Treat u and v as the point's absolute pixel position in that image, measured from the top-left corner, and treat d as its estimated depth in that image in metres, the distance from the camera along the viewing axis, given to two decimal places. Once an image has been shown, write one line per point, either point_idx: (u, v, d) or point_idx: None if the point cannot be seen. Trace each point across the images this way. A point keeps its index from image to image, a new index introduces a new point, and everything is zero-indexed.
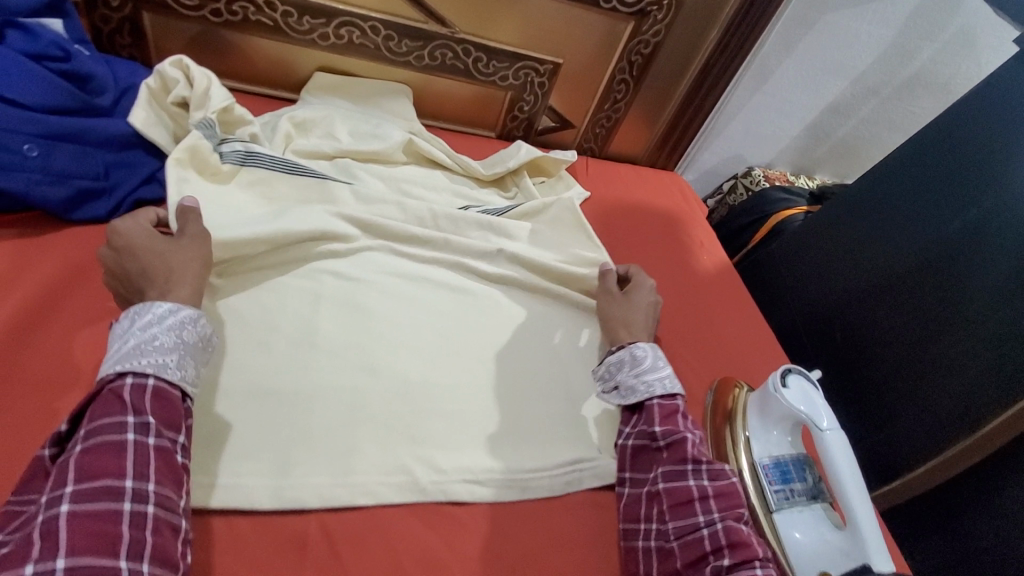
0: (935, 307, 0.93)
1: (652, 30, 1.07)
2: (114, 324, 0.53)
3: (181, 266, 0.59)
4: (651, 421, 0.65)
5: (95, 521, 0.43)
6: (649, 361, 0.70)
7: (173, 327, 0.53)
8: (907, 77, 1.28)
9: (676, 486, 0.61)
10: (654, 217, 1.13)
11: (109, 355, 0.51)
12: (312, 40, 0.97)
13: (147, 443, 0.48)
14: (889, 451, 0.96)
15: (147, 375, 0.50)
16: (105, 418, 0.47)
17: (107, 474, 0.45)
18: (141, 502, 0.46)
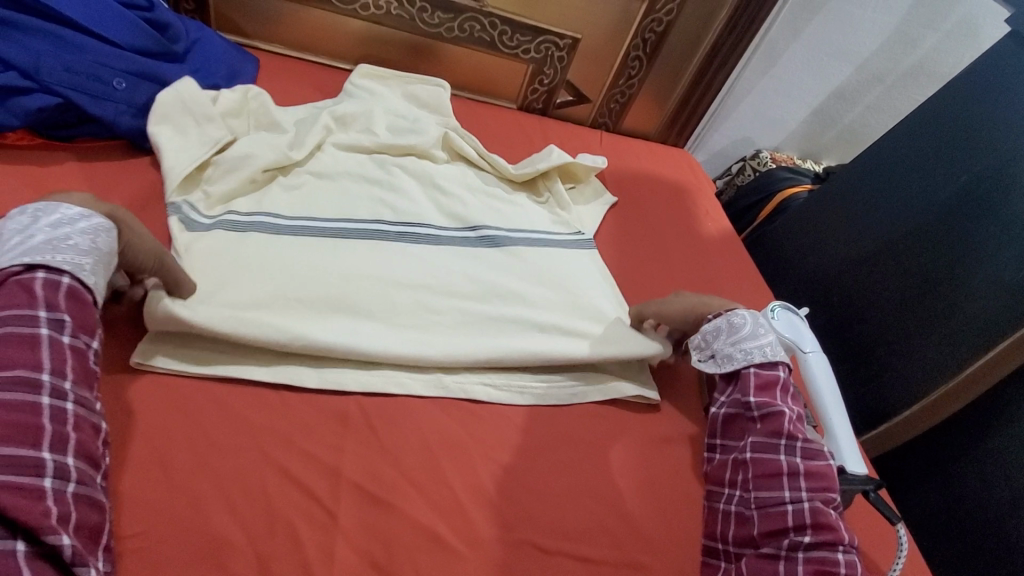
0: (932, 265, 0.99)
1: (664, 9, 1.15)
2: (12, 219, 0.53)
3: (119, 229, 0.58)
4: (746, 391, 0.68)
5: (9, 412, 0.45)
6: (748, 329, 0.71)
7: (87, 231, 0.54)
8: (910, 65, 1.35)
9: (765, 457, 0.63)
10: (665, 188, 1.20)
11: (9, 248, 0.51)
12: (354, 10, 1.06)
13: (60, 342, 0.50)
14: (881, 403, 1.02)
15: (62, 273, 0.51)
16: (13, 311, 0.48)
17: (20, 366, 0.47)
18: (58, 399, 0.48)
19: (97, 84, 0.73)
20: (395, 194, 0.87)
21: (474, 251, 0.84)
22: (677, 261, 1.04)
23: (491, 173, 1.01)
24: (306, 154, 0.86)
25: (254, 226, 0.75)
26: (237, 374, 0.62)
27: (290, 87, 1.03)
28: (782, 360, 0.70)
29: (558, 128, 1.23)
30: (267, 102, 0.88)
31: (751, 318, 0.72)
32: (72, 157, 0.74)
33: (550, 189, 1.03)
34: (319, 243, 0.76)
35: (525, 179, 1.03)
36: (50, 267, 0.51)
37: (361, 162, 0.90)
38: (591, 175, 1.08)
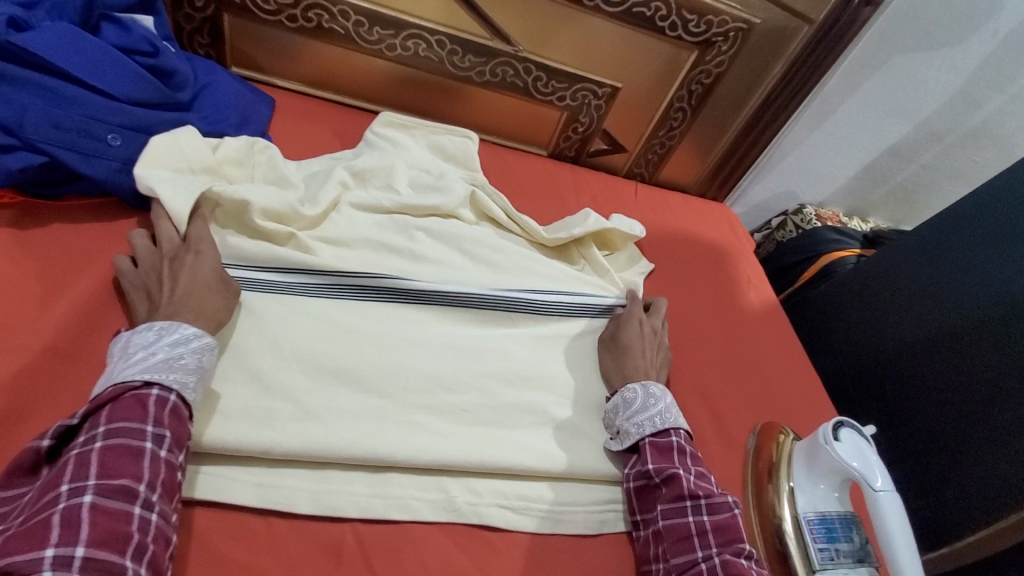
0: (998, 368, 0.88)
1: (714, 61, 1.06)
2: (138, 333, 0.56)
3: (195, 288, 0.61)
4: (644, 460, 0.67)
5: (110, 519, 0.46)
6: (639, 402, 0.71)
7: (198, 350, 0.57)
8: (973, 126, 1.24)
9: (675, 523, 0.62)
10: (703, 250, 1.10)
11: (129, 363, 0.53)
12: (380, 50, 0.99)
13: (158, 456, 0.50)
14: (938, 514, 0.92)
15: (171, 391, 0.53)
16: (127, 422, 0.50)
17: (123, 476, 0.48)
18: (147, 510, 0.48)
19: (88, 140, 0.67)
20: (416, 266, 0.80)
21: (493, 334, 0.77)
22: (719, 340, 0.93)
23: (521, 236, 0.94)
24: (320, 214, 0.78)
25: (263, 283, 0.71)
26: (221, 496, 0.56)
27: (307, 131, 0.97)
28: (675, 427, 0.70)
29: (591, 179, 1.15)
30: (275, 155, 0.80)
31: (643, 391, 0.72)
32: (63, 221, 0.69)
33: (585, 257, 0.95)
34: (329, 325, 0.69)
35: (559, 244, 0.95)
36: (164, 384, 0.53)
37: (378, 227, 0.83)
38: (629, 243, 0.98)
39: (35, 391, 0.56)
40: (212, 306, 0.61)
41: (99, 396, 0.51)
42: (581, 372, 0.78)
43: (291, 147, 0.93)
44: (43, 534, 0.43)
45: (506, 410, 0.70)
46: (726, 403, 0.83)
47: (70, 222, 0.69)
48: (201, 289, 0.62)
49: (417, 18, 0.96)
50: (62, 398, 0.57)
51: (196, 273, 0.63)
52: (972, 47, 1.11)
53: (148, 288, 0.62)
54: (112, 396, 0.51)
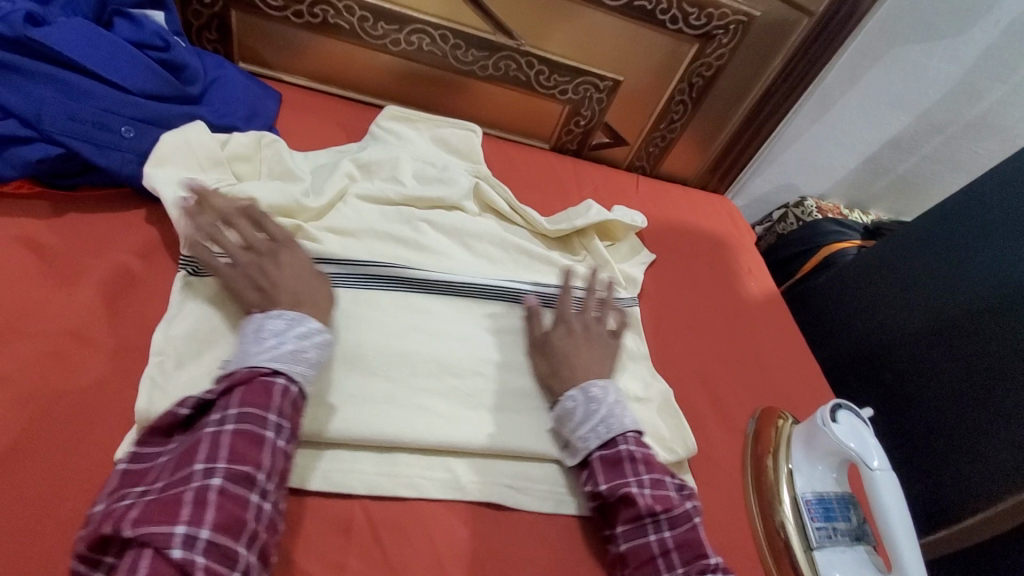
0: (994, 354, 0.89)
1: (715, 53, 1.07)
2: (268, 321, 0.59)
3: (301, 285, 0.65)
4: (595, 480, 0.64)
5: (231, 503, 0.48)
6: (581, 411, 0.67)
7: (319, 345, 0.61)
8: (974, 117, 1.25)
9: (637, 544, 0.61)
10: (704, 241, 1.11)
11: (260, 349, 0.57)
12: (384, 45, 1.01)
13: (275, 446, 0.53)
14: (936, 497, 0.94)
15: (294, 382, 0.57)
16: (255, 407, 0.53)
17: (247, 462, 0.51)
18: (262, 498, 0.50)
19: (104, 132, 0.70)
20: (422, 255, 0.82)
21: (497, 321, 0.79)
22: (717, 328, 0.95)
23: (523, 227, 0.95)
24: (325, 205, 0.81)
25: None
26: None
27: (313, 125, 0.98)
28: (624, 434, 0.66)
29: (592, 172, 1.16)
30: (281, 150, 0.82)
31: (583, 398, 0.67)
32: (77, 211, 0.71)
33: (587, 248, 0.96)
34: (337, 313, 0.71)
35: (560, 235, 0.96)
36: (289, 375, 0.57)
37: (385, 218, 0.85)
38: (630, 234, 1.00)
39: (56, 371, 0.59)
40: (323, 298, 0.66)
41: (234, 376, 0.54)
42: None
43: (297, 139, 0.95)
44: (180, 509, 0.45)
45: (509, 392, 0.72)
46: (725, 389, 0.85)
47: (84, 210, 0.71)
48: (316, 284, 0.66)
49: (421, 13, 0.98)
50: (81, 377, 0.59)
51: (309, 271, 0.67)
52: (972, 39, 1.12)
53: (259, 280, 0.63)
54: (244, 380, 0.54)
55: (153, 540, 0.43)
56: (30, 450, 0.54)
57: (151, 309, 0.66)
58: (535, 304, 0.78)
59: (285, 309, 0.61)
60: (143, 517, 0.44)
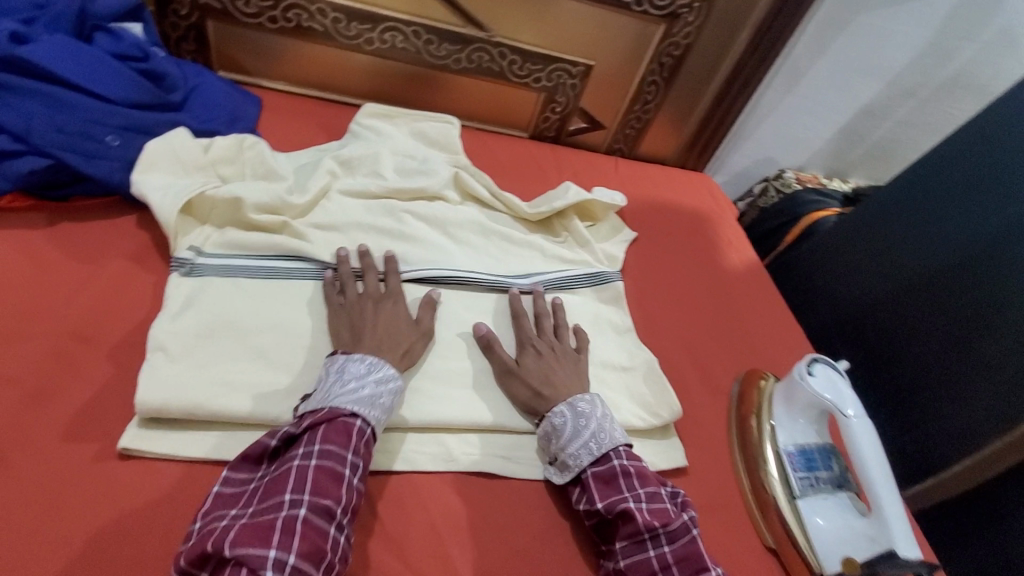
0: (974, 306, 0.92)
1: (683, 32, 1.10)
2: (352, 363, 0.63)
3: (394, 336, 0.69)
4: (591, 497, 0.63)
5: (312, 533, 0.51)
6: (571, 427, 0.67)
7: (395, 392, 0.64)
8: (946, 78, 1.27)
9: (637, 561, 0.60)
10: (684, 217, 1.14)
11: (343, 390, 0.61)
12: (358, 44, 1.03)
13: (352, 484, 0.56)
14: (922, 449, 0.96)
15: (369, 424, 0.61)
16: (335, 444, 0.56)
17: (327, 496, 0.54)
18: (339, 531, 0.53)
19: (90, 142, 0.73)
20: (407, 244, 0.85)
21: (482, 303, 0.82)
22: (700, 298, 0.97)
23: (505, 213, 0.98)
24: (308, 202, 0.83)
25: (260, 268, 0.75)
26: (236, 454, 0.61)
27: (294, 126, 1.01)
28: (612, 450, 0.66)
29: (571, 156, 1.19)
30: (263, 151, 0.85)
31: (573, 413, 0.68)
32: (71, 220, 0.73)
33: (567, 229, 0.99)
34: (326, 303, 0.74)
35: (541, 219, 0.99)
36: (366, 418, 0.60)
37: (369, 211, 0.87)
38: (610, 213, 1.02)
39: (59, 371, 0.61)
40: (411, 349, 0.70)
41: (318, 415, 0.58)
42: None
43: (280, 141, 0.97)
44: (270, 536, 0.49)
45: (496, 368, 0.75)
46: (708, 355, 0.88)
47: (76, 218, 0.74)
48: (410, 336, 0.71)
49: (392, 11, 1.00)
50: (83, 374, 0.62)
51: (406, 324, 0.71)
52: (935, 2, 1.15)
53: (354, 322, 0.69)
54: (328, 418, 0.58)
55: (247, 561, 0.47)
56: (39, 444, 0.56)
57: (147, 309, 0.69)
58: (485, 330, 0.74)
59: (367, 353, 0.65)
60: (239, 539, 0.48)
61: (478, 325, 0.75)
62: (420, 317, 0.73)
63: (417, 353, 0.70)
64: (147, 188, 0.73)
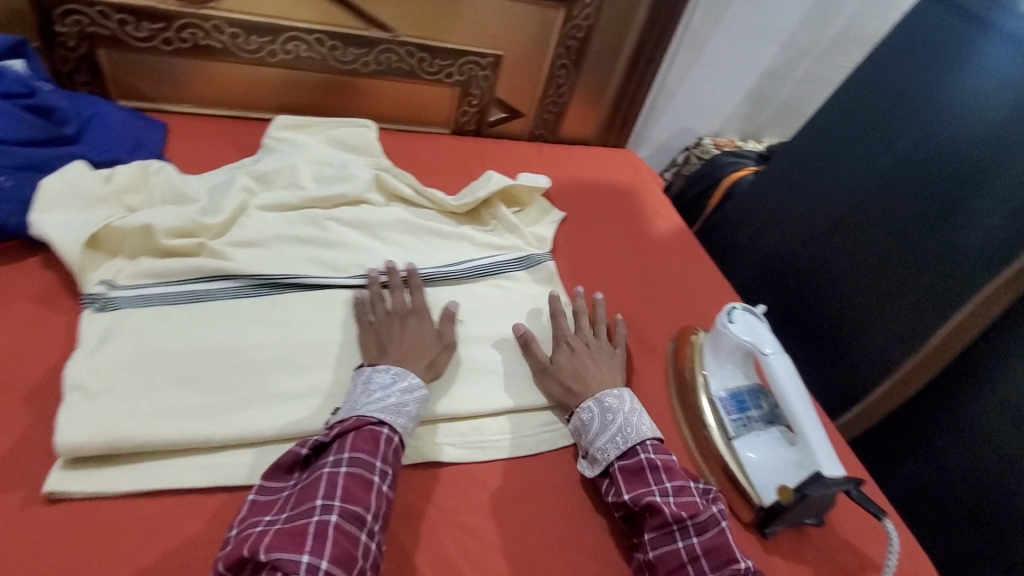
0: (879, 239, 0.99)
1: (583, 14, 1.13)
2: (378, 374, 0.66)
3: (419, 347, 0.72)
4: (619, 488, 0.65)
5: (343, 538, 0.52)
6: (598, 422, 0.70)
7: (418, 399, 0.66)
8: (833, 35, 1.36)
9: (666, 552, 0.61)
10: (610, 192, 1.17)
11: (369, 400, 0.63)
12: (261, 58, 1.01)
13: (381, 490, 0.57)
14: (848, 378, 1.02)
15: (396, 432, 0.62)
16: (363, 452, 0.58)
17: (358, 502, 0.55)
18: (371, 538, 0.54)
19: None
20: (333, 251, 0.84)
21: None
22: (631, 268, 1.01)
23: (432, 208, 0.98)
24: (226, 220, 0.81)
25: (182, 293, 0.73)
26: (172, 481, 0.60)
27: (203, 148, 0.98)
28: (639, 444, 0.68)
29: (493, 147, 1.20)
30: (171, 176, 0.83)
31: (599, 408, 0.71)
32: None
33: (495, 217, 1.00)
34: (255, 319, 0.73)
35: (467, 210, 1.00)
36: (393, 426, 0.62)
37: (290, 223, 0.86)
38: (536, 196, 1.04)
39: None
40: (436, 360, 0.72)
41: (346, 423, 0.61)
42: (501, 317, 0.84)
43: (189, 165, 0.95)
44: (304, 541, 0.51)
45: None
46: (642, 320, 0.91)
47: None
48: (434, 347, 0.73)
49: (291, 20, 0.99)
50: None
51: (429, 336, 0.74)
52: None
53: (380, 337, 0.72)
54: (355, 427, 0.60)
55: (282, 566, 0.49)
56: None
57: (61, 349, 0.67)
58: (528, 333, 0.79)
59: (391, 364, 0.68)
60: (274, 544, 0.50)
61: (518, 326, 0.79)
62: (443, 329, 0.75)
63: (441, 364, 0.73)
64: (48, 226, 0.70)
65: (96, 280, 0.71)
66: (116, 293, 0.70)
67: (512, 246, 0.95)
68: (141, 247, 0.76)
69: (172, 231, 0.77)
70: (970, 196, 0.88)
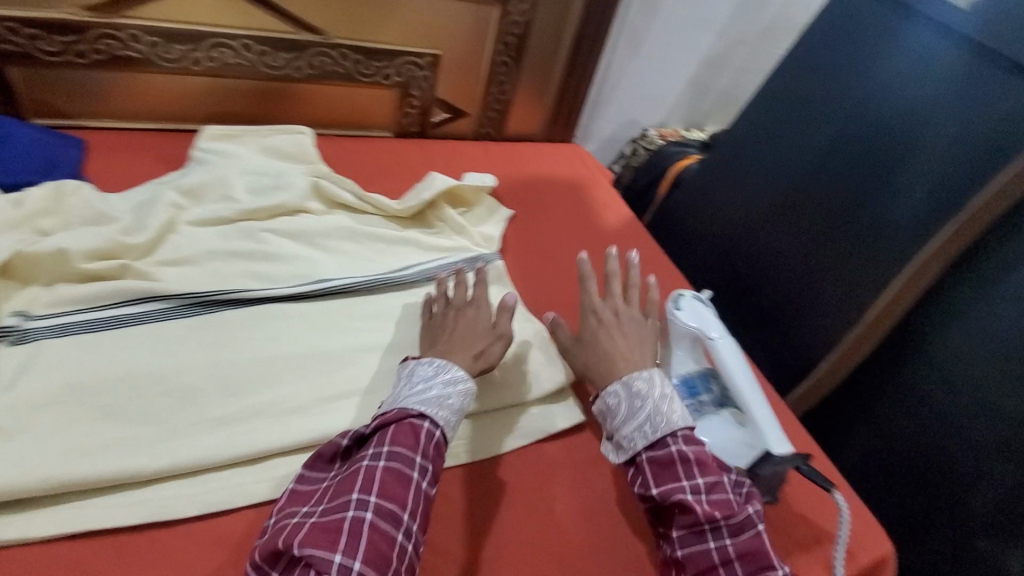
0: (817, 218, 1.02)
1: (518, 10, 1.12)
2: (420, 367, 0.65)
3: (468, 339, 0.71)
4: (647, 482, 0.62)
5: (377, 539, 0.51)
6: (625, 407, 0.66)
7: (462, 393, 0.64)
8: (764, 24, 1.40)
9: (695, 551, 0.59)
10: (559, 187, 1.17)
11: (410, 392, 0.62)
12: (185, 66, 0.97)
13: (420, 487, 0.56)
14: (795, 355, 1.05)
15: (438, 427, 0.61)
16: (401, 446, 0.57)
17: (394, 499, 0.54)
18: (406, 538, 0.53)
19: None
20: (271, 264, 0.81)
21: (361, 308, 0.80)
22: (582, 262, 1.01)
23: (376, 214, 0.96)
24: (152, 239, 0.77)
25: (105, 318, 0.69)
26: (99, 521, 0.56)
27: (125, 164, 0.93)
28: (671, 434, 0.64)
29: (439, 148, 1.19)
30: (89, 196, 0.78)
31: (626, 393, 0.67)
32: None
33: (442, 219, 0.98)
34: (187, 341, 0.70)
35: (413, 213, 0.98)
36: (434, 420, 0.60)
37: (223, 238, 0.82)
38: (482, 195, 1.03)
39: None
40: (485, 351, 0.70)
41: (388, 414, 0.59)
42: None
43: (108, 182, 0.90)
44: (338, 538, 0.50)
45: (382, 368, 0.74)
46: None
47: None
48: (485, 338, 0.72)
49: (213, 26, 0.94)
50: None
51: (481, 326, 0.73)
52: None
53: (434, 332, 0.72)
54: (396, 418, 0.59)
55: (315, 563, 0.48)
56: None
57: None
58: (556, 319, 0.78)
59: (436, 357, 0.67)
60: (308, 539, 0.49)
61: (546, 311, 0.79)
62: (500, 321, 0.74)
63: (493, 355, 0.71)
64: None
65: (9, 312, 0.66)
66: (32, 324, 0.66)
67: (460, 248, 0.94)
68: (60, 273, 0.71)
69: (94, 254, 0.73)
70: (896, 172, 0.92)
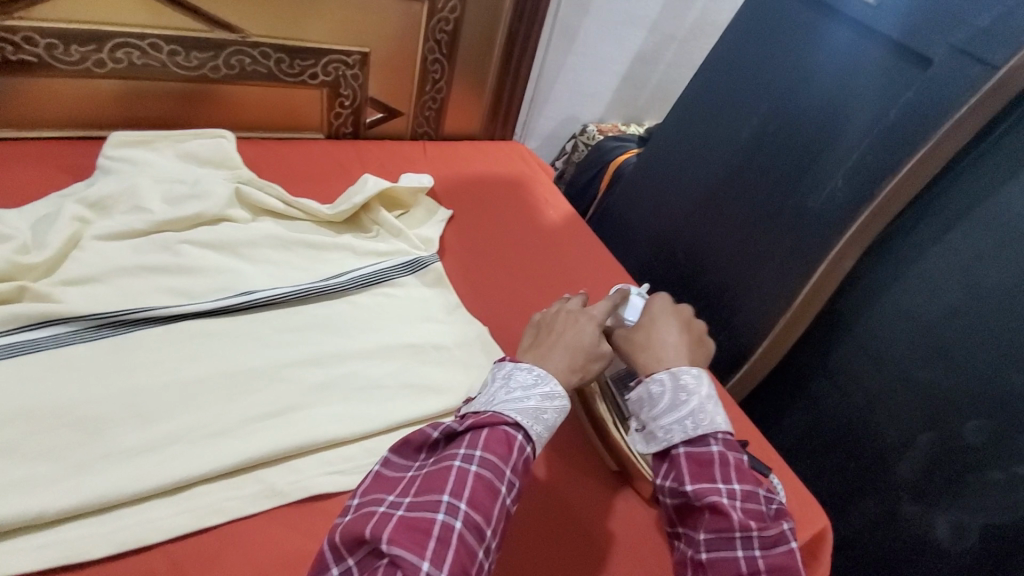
0: (748, 210, 1.05)
1: (447, 6, 1.10)
2: (519, 373, 0.61)
3: (570, 349, 0.66)
4: (682, 477, 0.60)
5: (461, 553, 0.47)
6: (668, 398, 0.63)
7: (558, 409, 0.60)
8: (693, 21, 1.44)
9: (723, 557, 0.56)
10: (500, 186, 1.16)
11: (506, 397, 0.59)
12: (87, 69, 0.89)
13: (505, 503, 0.53)
14: (733, 343, 1.10)
15: (530, 442, 0.57)
16: (494, 453, 0.54)
17: (482, 511, 0.50)
18: (485, 556, 0.49)
19: None
20: (191, 278, 0.76)
21: (293, 319, 0.77)
22: (525, 259, 1.00)
23: (306, 219, 0.92)
24: (53, 257, 0.71)
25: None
26: None
27: (22, 176, 0.85)
28: (712, 433, 0.61)
29: (373, 149, 1.15)
30: None
31: (672, 384, 0.63)
32: None
33: (377, 222, 0.96)
34: (97, 367, 0.64)
35: (347, 216, 0.95)
36: (528, 433, 0.57)
37: (136, 252, 0.77)
38: (419, 196, 1.01)
39: None
40: (586, 367, 0.66)
41: (480, 417, 0.57)
42: (390, 327, 0.80)
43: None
44: (426, 542, 0.46)
45: (315, 381, 0.71)
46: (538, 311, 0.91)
47: None
48: (587, 354, 0.66)
49: (117, 25, 0.87)
50: None
51: (588, 339, 0.67)
52: None
53: (540, 334, 0.69)
54: (490, 423, 0.56)
55: (403, 564, 0.45)
56: None
57: None
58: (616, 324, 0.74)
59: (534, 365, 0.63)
60: (396, 537, 0.46)
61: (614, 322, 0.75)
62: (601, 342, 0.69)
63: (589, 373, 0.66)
64: None
65: None
66: None
67: (398, 252, 0.91)
68: None
69: None
70: (817, 162, 0.95)
